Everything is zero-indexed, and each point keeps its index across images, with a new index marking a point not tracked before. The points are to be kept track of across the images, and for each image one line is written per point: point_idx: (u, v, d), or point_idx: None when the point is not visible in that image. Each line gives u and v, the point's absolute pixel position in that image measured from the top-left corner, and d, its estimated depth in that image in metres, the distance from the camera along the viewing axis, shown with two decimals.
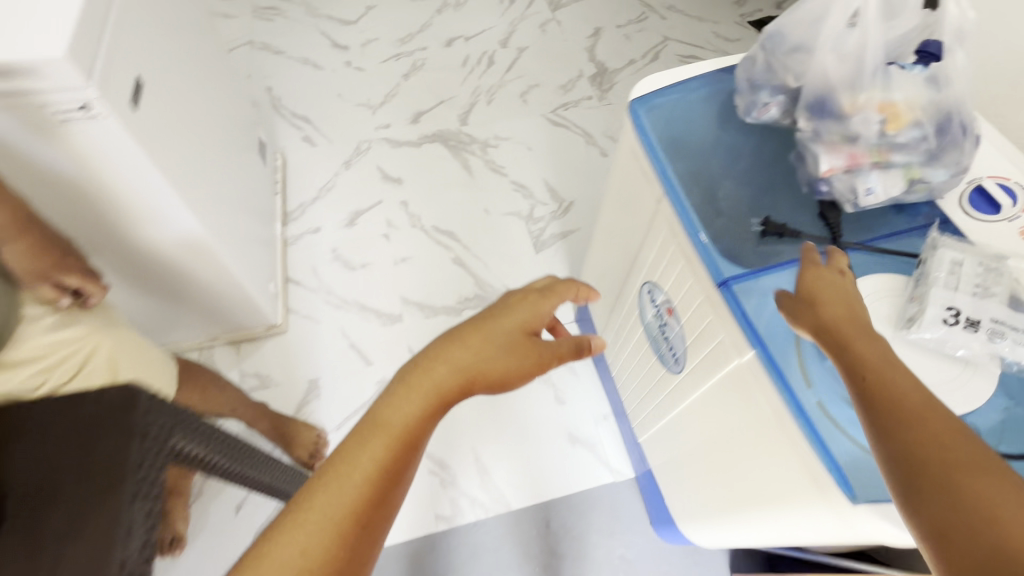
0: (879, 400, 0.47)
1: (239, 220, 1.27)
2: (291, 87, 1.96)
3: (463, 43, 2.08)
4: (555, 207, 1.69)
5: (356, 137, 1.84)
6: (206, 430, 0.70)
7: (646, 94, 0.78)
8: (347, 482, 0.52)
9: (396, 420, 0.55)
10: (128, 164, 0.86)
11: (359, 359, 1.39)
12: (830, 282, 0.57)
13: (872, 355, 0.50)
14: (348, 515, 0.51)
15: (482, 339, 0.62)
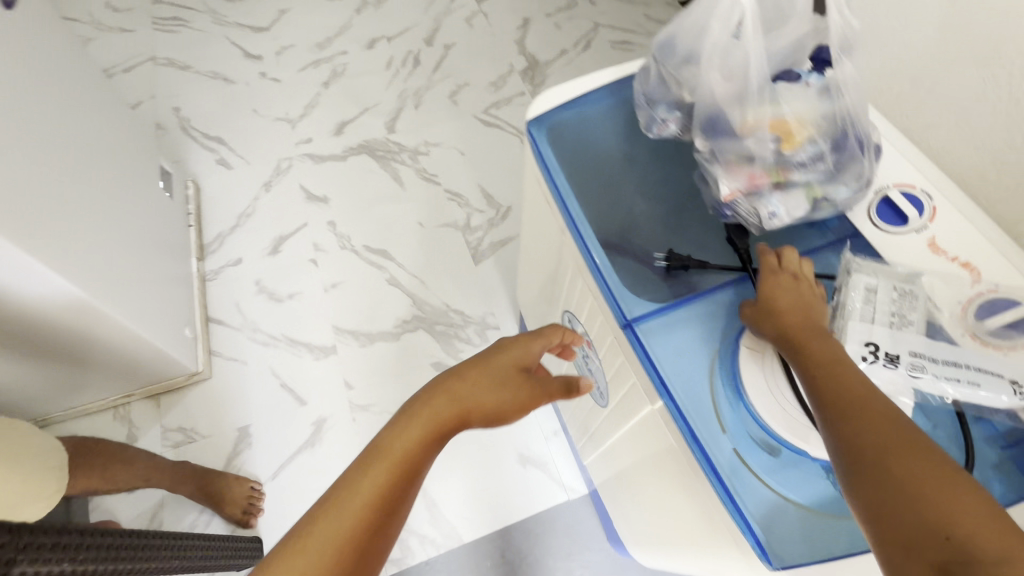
0: (823, 385, 0.46)
1: (134, 268, 1.16)
2: (201, 105, 1.82)
3: (385, 43, 1.96)
4: (493, 213, 1.62)
5: (276, 155, 1.72)
6: (73, 539, 0.63)
7: (543, 112, 0.72)
8: (349, 511, 0.52)
9: (401, 452, 0.56)
10: None
11: (292, 399, 1.31)
12: (786, 285, 0.53)
13: (817, 347, 0.49)
14: (350, 547, 0.51)
15: (481, 374, 0.62)
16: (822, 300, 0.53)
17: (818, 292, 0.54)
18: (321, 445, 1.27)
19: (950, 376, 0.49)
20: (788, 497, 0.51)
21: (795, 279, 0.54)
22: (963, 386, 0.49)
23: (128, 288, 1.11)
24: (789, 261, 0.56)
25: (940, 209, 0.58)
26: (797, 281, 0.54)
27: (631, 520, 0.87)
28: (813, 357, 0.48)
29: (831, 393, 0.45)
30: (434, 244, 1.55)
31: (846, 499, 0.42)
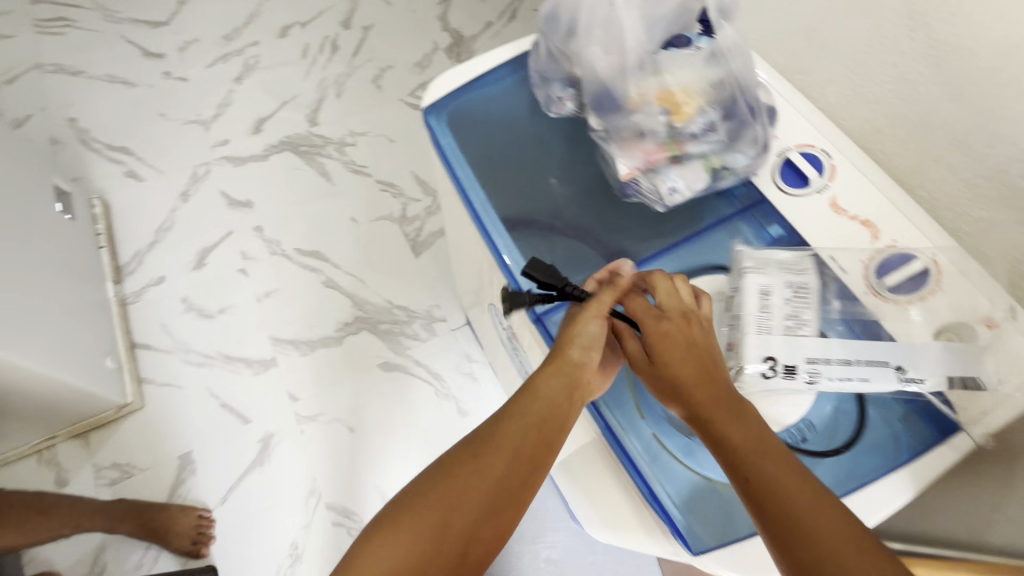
0: (773, 502, 0.42)
1: (34, 301, 1.07)
2: (100, 114, 1.67)
3: (299, 29, 1.84)
4: (430, 201, 1.56)
5: (190, 161, 1.61)
6: None
7: (439, 99, 0.67)
8: (466, 488, 0.47)
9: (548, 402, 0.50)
10: None
11: (235, 418, 1.26)
12: (674, 339, 0.49)
13: (743, 447, 0.44)
14: (482, 506, 0.47)
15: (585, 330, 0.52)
16: (713, 333, 0.50)
17: (706, 325, 0.50)
18: (270, 462, 1.22)
19: (842, 376, 0.49)
20: (709, 478, 0.51)
21: (680, 322, 0.50)
22: (855, 382, 0.50)
23: (27, 325, 1.02)
24: (665, 298, 0.51)
25: (839, 166, 0.57)
26: (682, 324, 0.49)
27: None
28: (750, 465, 0.44)
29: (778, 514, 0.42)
30: (370, 240, 1.48)
31: None
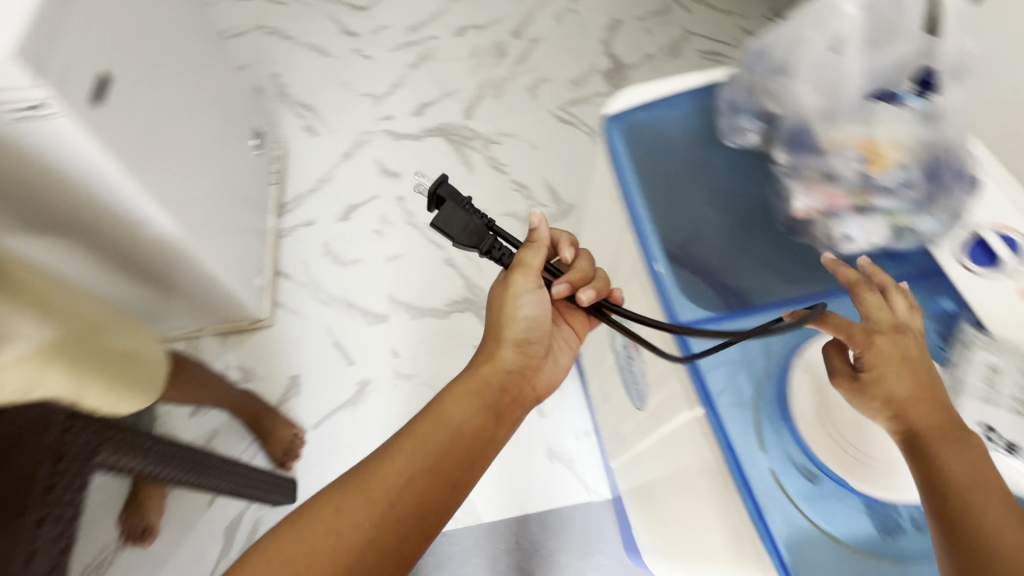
0: (934, 513, 0.43)
1: (224, 213, 1.26)
2: (297, 74, 1.94)
3: (475, 31, 2.01)
4: (555, 209, 1.64)
5: (358, 128, 1.81)
6: (163, 451, 0.72)
7: (622, 111, 0.72)
8: (375, 495, 0.62)
9: (446, 430, 0.67)
10: (87, 167, 0.81)
11: (342, 358, 1.39)
12: (888, 348, 0.51)
13: (927, 462, 0.46)
14: (391, 511, 0.61)
15: (489, 371, 0.72)
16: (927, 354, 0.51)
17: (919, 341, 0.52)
18: (362, 405, 1.34)
19: None
20: (865, 551, 0.49)
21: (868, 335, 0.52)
22: None
23: (218, 234, 1.20)
24: (877, 309, 0.53)
25: None
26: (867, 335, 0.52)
27: (647, 527, 0.87)
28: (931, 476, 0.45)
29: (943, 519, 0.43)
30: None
31: None
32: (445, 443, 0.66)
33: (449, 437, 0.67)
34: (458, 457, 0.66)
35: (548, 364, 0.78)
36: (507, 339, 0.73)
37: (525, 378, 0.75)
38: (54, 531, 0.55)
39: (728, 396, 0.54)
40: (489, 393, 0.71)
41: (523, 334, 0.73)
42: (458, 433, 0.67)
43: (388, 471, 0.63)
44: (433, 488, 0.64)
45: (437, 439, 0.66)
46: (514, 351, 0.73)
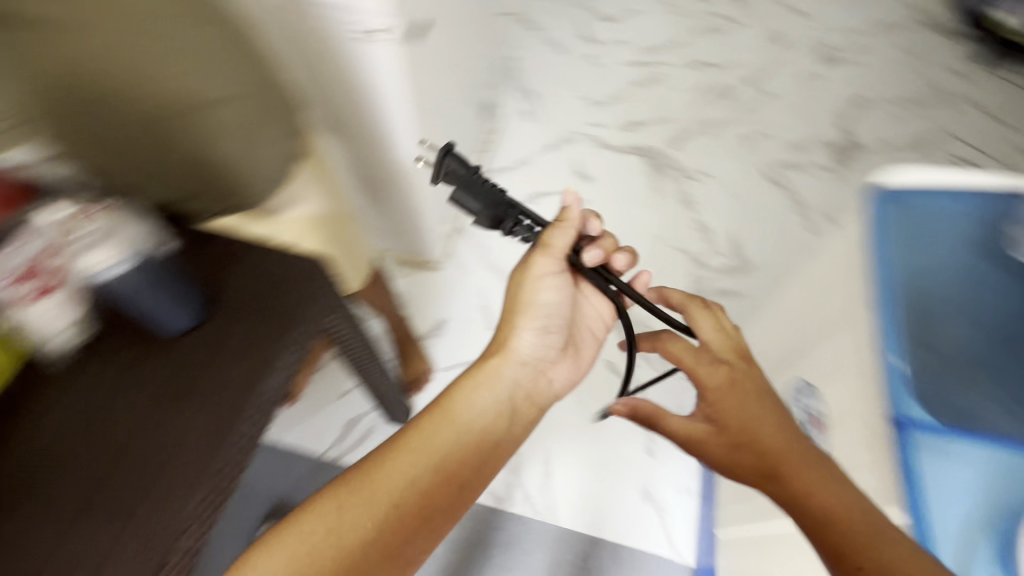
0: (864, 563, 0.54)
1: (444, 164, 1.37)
2: (529, 61, 1.99)
3: (712, 68, 1.96)
4: (734, 263, 1.58)
5: (567, 125, 1.85)
6: (354, 329, 0.82)
7: (902, 190, 0.68)
8: (380, 491, 0.64)
9: (456, 428, 0.72)
10: (383, 86, 0.94)
11: (484, 322, 1.49)
12: (715, 380, 0.74)
13: (826, 519, 0.59)
14: (399, 509, 0.64)
15: (493, 376, 0.78)
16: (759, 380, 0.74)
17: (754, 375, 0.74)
18: None
19: None
20: None
21: (716, 380, 0.73)
22: None
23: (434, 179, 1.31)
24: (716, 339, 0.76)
25: None
26: (720, 383, 0.73)
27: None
28: (829, 530, 0.58)
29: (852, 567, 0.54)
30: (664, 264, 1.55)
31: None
32: (453, 448, 0.71)
33: (458, 435, 0.72)
34: (468, 454, 0.72)
35: (562, 361, 0.86)
36: (510, 355, 0.80)
37: (538, 375, 0.83)
38: (293, 359, 0.62)
39: (937, 519, 0.57)
40: (501, 394, 0.78)
41: (540, 322, 0.80)
42: (466, 434, 0.73)
43: (393, 472, 0.66)
44: (439, 488, 0.67)
45: (444, 444, 0.70)
46: (527, 352, 0.81)
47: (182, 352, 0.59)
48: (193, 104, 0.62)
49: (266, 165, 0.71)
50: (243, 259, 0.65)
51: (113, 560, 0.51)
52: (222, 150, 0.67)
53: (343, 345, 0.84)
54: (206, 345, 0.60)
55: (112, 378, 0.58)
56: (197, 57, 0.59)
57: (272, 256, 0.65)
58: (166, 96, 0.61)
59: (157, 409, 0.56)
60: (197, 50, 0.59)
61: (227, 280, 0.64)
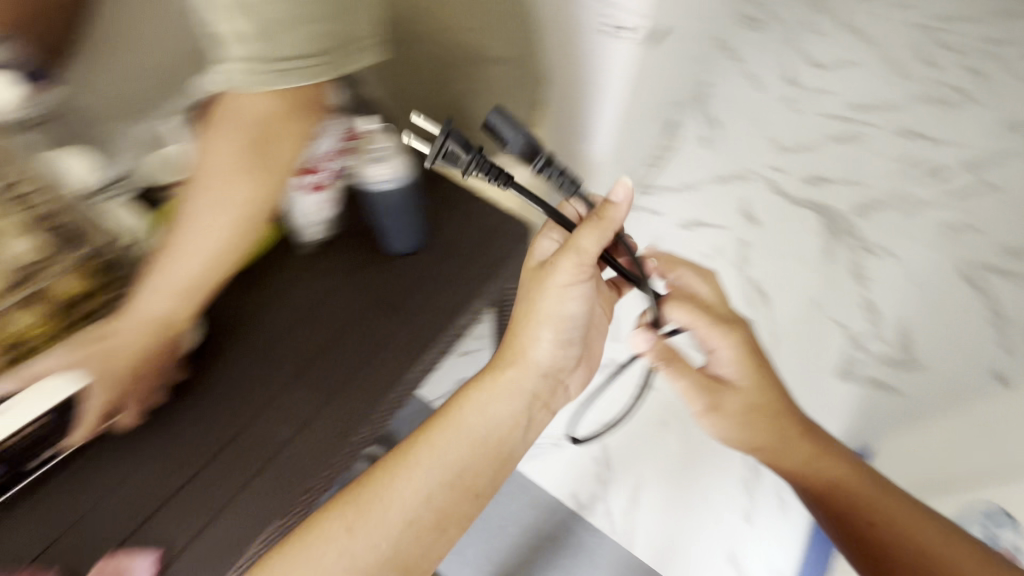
0: (873, 520, 0.58)
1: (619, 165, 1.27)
2: (722, 80, 1.78)
3: (924, 142, 1.57)
4: (895, 356, 1.25)
5: (742, 163, 1.60)
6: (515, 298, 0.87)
7: None
8: (388, 503, 0.50)
9: (472, 438, 0.54)
10: (609, 85, 0.94)
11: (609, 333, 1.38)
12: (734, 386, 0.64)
13: (819, 491, 0.62)
14: (417, 526, 0.50)
15: (509, 377, 0.58)
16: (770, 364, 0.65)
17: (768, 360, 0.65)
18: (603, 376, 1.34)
19: None
20: None
21: (732, 369, 0.64)
22: None
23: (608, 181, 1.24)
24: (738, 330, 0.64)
25: None
26: (734, 370, 0.64)
27: None
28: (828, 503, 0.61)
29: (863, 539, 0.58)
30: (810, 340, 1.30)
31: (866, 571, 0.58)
32: (460, 466, 0.53)
33: (475, 444, 0.54)
34: (483, 469, 0.54)
35: (577, 370, 0.65)
36: (523, 363, 0.59)
37: (553, 381, 0.61)
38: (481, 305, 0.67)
39: None
40: (518, 400, 0.58)
41: (561, 333, 0.59)
42: (479, 447, 0.55)
43: (403, 484, 0.51)
44: (457, 499, 0.52)
45: (453, 458, 0.53)
46: (546, 362, 0.60)
47: (398, 270, 0.66)
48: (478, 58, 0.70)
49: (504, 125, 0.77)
50: (461, 208, 0.71)
51: (307, 432, 0.56)
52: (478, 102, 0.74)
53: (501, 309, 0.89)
54: (415, 272, 0.66)
55: (339, 274, 0.66)
56: (501, 24, 0.66)
57: (490, 212, 0.71)
58: (461, 47, 0.70)
59: (369, 313, 0.63)
60: (504, 19, 0.66)
61: (445, 222, 0.70)
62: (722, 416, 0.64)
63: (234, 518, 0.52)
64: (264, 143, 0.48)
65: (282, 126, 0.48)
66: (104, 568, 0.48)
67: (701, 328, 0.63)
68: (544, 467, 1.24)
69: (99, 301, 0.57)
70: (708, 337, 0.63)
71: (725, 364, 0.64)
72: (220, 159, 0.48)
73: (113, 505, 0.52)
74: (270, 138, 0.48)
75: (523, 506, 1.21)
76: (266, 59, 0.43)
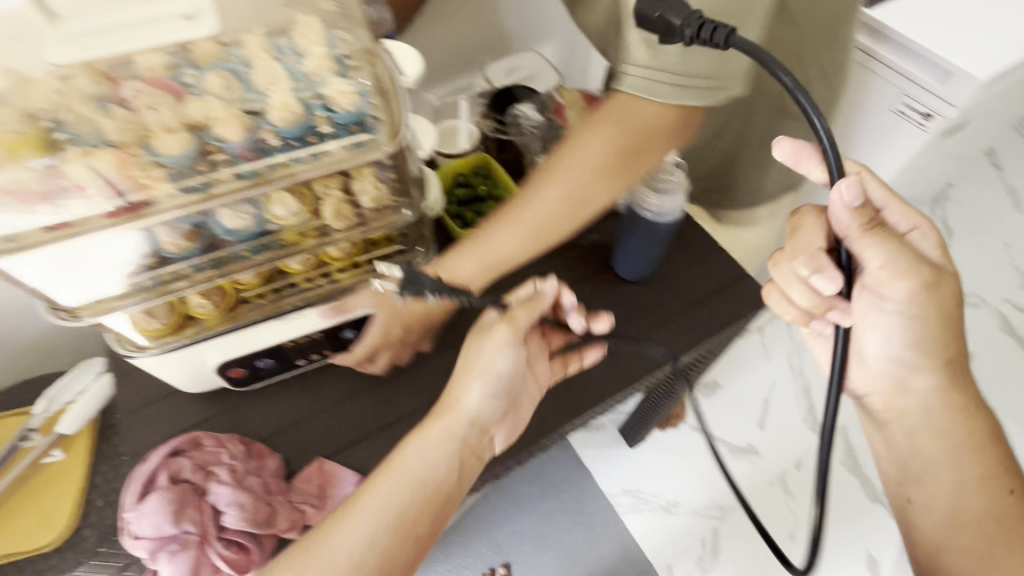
0: (1012, 487, 0.48)
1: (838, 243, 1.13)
2: (975, 176, 1.48)
3: None
4: None
5: (975, 284, 1.32)
6: (689, 380, 0.83)
7: None
8: (336, 546, 0.46)
9: (407, 481, 0.50)
10: (883, 157, 0.91)
11: (757, 417, 1.26)
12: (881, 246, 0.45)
13: (961, 447, 0.50)
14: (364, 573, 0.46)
15: (435, 424, 0.52)
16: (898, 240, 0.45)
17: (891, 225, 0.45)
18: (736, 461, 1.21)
19: None
20: None
21: (937, 259, 0.47)
22: None
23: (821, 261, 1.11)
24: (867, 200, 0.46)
25: None
26: (940, 257, 0.47)
27: None
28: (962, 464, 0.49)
29: (1001, 519, 0.46)
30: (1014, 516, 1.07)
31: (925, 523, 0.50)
32: (398, 514, 0.48)
33: (411, 488, 0.50)
34: (427, 517, 0.50)
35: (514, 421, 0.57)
36: (455, 413, 0.53)
37: (481, 437, 0.55)
38: (689, 358, 0.66)
39: None
40: (448, 448, 0.52)
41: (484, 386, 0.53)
42: (417, 496, 0.50)
43: (349, 527, 0.47)
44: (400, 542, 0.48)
45: (388, 506, 0.48)
46: (477, 412, 0.53)
47: (619, 294, 0.67)
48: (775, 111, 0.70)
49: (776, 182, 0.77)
50: (695, 255, 0.70)
51: None
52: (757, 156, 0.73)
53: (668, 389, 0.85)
54: (635, 303, 0.67)
55: (563, 280, 0.69)
56: (822, 85, 0.66)
57: (730, 265, 0.69)
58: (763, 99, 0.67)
59: None
60: (827, 79, 0.66)
61: (674, 265, 0.69)
62: (913, 305, 0.47)
63: None
64: (636, 154, 0.54)
65: (656, 144, 0.54)
66: (319, 469, 0.54)
67: (887, 215, 0.46)
68: (648, 528, 1.15)
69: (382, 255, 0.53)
70: (895, 221, 0.46)
71: (923, 246, 0.47)
72: (588, 161, 0.55)
73: (332, 419, 0.57)
74: (646, 152, 0.54)
75: (608, 559, 1.12)
76: (666, 75, 0.49)
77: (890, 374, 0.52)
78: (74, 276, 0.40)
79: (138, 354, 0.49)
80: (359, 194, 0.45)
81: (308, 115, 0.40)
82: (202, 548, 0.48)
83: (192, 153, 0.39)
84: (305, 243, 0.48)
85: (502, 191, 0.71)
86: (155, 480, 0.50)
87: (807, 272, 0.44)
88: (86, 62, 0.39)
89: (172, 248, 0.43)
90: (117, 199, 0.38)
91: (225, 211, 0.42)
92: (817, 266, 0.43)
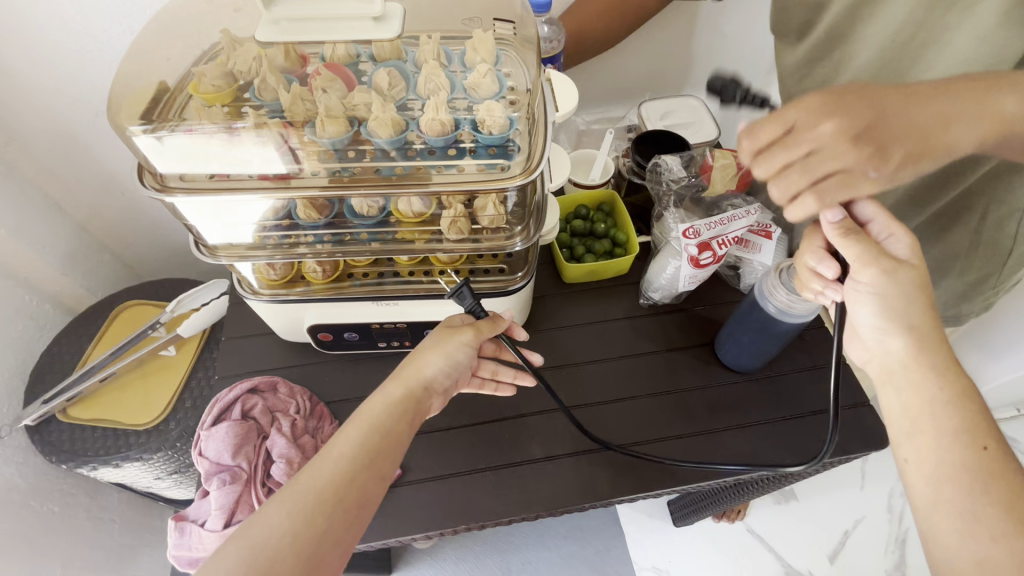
0: (990, 444, 0.36)
1: (996, 387, 0.95)
2: None
3: None
4: None
5: None
6: (756, 494, 0.74)
7: None
8: (299, 491, 0.39)
9: (366, 429, 0.43)
10: None
11: (833, 547, 1.09)
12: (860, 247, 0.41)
13: (941, 400, 0.37)
14: (331, 517, 0.39)
15: (394, 380, 0.47)
16: (888, 242, 0.41)
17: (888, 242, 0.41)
18: None
19: None
20: None
21: (909, 257, 0.40)
22: None
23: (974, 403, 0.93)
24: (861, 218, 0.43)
25: None
26: (912, 258, 0.40)
27: None
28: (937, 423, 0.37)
29: (986, 476, 0.35)
30: None
31: (918, 488, 0.37)
32: (360, 457, 0.42)
33: (369, 437, 0.43)
34: (381, 480, 0.42)
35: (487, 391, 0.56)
36: (409, 379, 0.47)
37: (426, 403, 0.48)
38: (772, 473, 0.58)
39: None
40: (404, 404, 0.46)
41: (456, 358, 0.49)
42: (369, 443, 0.43)
43: (309, 472, 0.40)
44: (365, 484, 0.41)
45: (342, 453, 0.42)
46: (439, 373, 0.48)
47: (713, 377, 0.62)
48: (977, 241, 0.61)
49: (948, 285, 0.66)
50: (813, 361, 0.63)
51: (550, 462, 0.57)
52: (965, 245, 0.62)
53: (728, 493, 0.77)
54: (727, 392, 0.61)
55: (654, 343, 0.65)
56: None
57: (850, 380, 0.62)
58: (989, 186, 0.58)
59: (663, 405, 0.60)
60: None
61: (783, 364, 0.63)
62: (885, 284, 0.40)
63: (459, 489, 0.56)
64: None
65: None
66: None
67: (873, 227, 0.42)
68: None
69: (540, 201, 0.52)
70: (877, 235, 0.42)
71: (895, 249, 0.41)
72: None
73: None
74: None
75: None
76: None
77: (872, 342, 0.41)
78: (222, 220, 0.45)
79: (250, 296, 0.54)
80: (480, 210, 0.47)
81: (456, 129, 0.42)
82: (248, 486, 0.52)
83: (346, 138, 0.42)
84: (418, 242, 0.49)
85: (620, 234, 0.68)
86: (230, 411, 0.55)
87: (814, 263, 0.44)
88: (288, 46, 0.44)
89: (303, 216, 0.46)
90: (271, 169, 0.42)
91: (357, 198, 0.45)
92: (819, 259, 0.43)
